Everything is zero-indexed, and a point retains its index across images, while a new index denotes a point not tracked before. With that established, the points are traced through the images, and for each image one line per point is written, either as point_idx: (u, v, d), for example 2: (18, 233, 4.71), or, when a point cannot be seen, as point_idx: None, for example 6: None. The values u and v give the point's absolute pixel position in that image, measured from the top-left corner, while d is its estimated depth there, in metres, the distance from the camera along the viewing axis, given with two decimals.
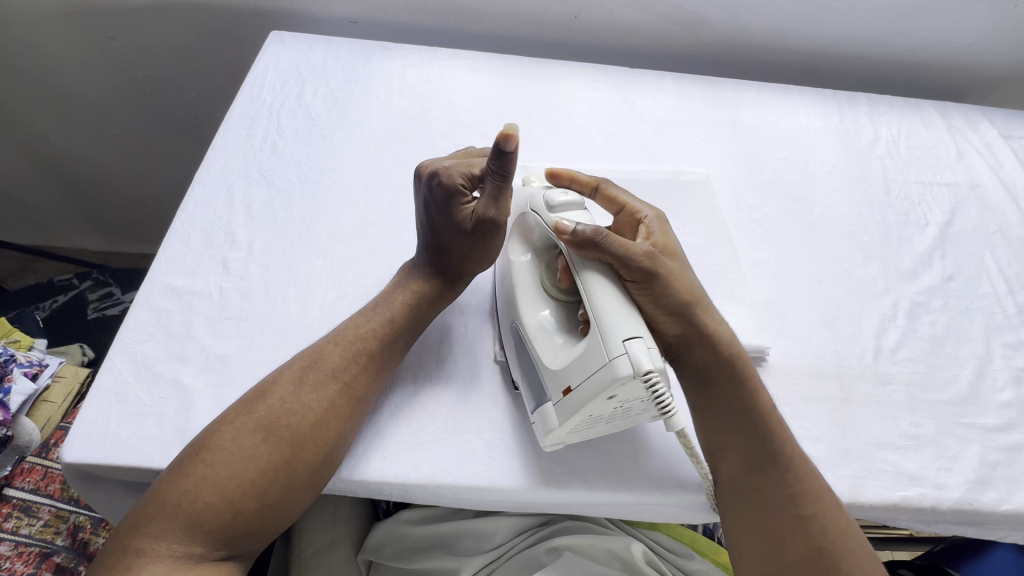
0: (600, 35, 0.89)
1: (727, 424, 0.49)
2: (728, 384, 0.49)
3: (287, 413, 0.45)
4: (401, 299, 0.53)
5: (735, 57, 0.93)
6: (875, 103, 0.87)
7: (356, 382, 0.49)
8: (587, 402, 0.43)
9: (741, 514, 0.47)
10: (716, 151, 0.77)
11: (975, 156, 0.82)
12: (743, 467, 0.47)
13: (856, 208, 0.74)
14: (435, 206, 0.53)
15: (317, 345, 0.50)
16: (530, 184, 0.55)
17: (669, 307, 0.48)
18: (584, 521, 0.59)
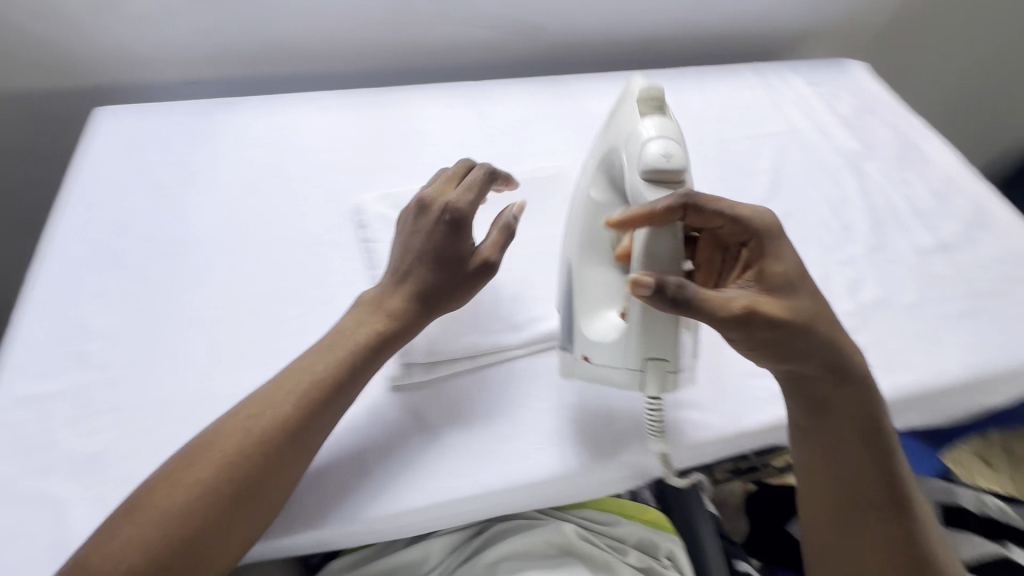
0: (446, 55, 0.93)
1: (842, 451, 0.55)
2: (838, 414, 0.54)
3: (228, 465, 0.45)
4: (365, 334, 0.53)
5: (575, 55, 1.00)
6: (701, 76, 0.97)
7: (299, 427, 0.48)
8: (603, 374, 0.53)
9: (829, 530, 0.55)
10: (570, 143, 0.82)
11: (790, 106, 0.93)
12: (853, 493, 0.54)
13: (700, 170, 0.81)
14: (447, 226, 0.54)
15: (261, 392, 0.50)
16: (647, 100, 0.52)
17: (783, 348, 0.51)
18: (516, 519, 0.61)
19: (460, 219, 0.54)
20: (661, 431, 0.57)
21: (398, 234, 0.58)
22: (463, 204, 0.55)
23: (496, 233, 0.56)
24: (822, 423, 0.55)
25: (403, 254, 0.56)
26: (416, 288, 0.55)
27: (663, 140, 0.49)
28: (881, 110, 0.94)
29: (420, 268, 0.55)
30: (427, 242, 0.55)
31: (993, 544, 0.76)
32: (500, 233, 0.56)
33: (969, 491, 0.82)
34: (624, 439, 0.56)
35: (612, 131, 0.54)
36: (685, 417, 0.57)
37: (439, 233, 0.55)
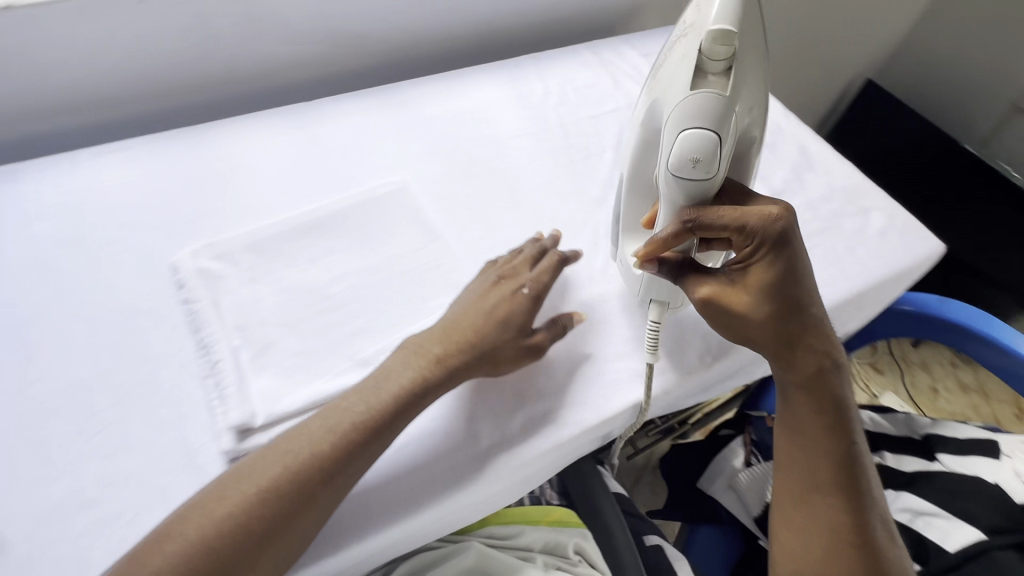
0: (267, 77, 0.86)
1: (808, 426, 0.58)
2: (812, 393, 0.58)
3: (265, 496, 0.46)
4: (410, 376, 0.53)
5: (410, 56, 0.96)
6: (539, 62, 0.96)
7: (333, 468, 0.48)
8: (629, 284, 0.65)
9: (787, 506, 0.57)
10: (410, 153, 0.79)
11: (627, 79, 0.95)
12: (812, 473, 0.56)
13: (545, 159, 0.81)
14: (523, 298, 0.60)
15: (313, 419, 0.51)
16: (713, 50, 0.50)
17: (768, 336, 0.56)
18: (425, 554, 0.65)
19: (537, 298, 0.60)
20: (528, 438, 0.57)
21: (465, 291, 0.62)
22: (540, 285, 0.61)
23: (552, 326, 0.61)
24: (791, 401, 0.59)
25: (480, 310, 0.58)
26: (482, 346, 0.56)
27: (699, 138, 0.51)
28: None
29: (490, 329, 0.57)
30: (503, 310, 0.59)
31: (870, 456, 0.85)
32: (557, 324, 0.61)
33: None
34: (492, 457, 0.55)
35: (677, 64, 0.54)
36: (547, 419, 0.58)
37: (515, 303, 0.59)
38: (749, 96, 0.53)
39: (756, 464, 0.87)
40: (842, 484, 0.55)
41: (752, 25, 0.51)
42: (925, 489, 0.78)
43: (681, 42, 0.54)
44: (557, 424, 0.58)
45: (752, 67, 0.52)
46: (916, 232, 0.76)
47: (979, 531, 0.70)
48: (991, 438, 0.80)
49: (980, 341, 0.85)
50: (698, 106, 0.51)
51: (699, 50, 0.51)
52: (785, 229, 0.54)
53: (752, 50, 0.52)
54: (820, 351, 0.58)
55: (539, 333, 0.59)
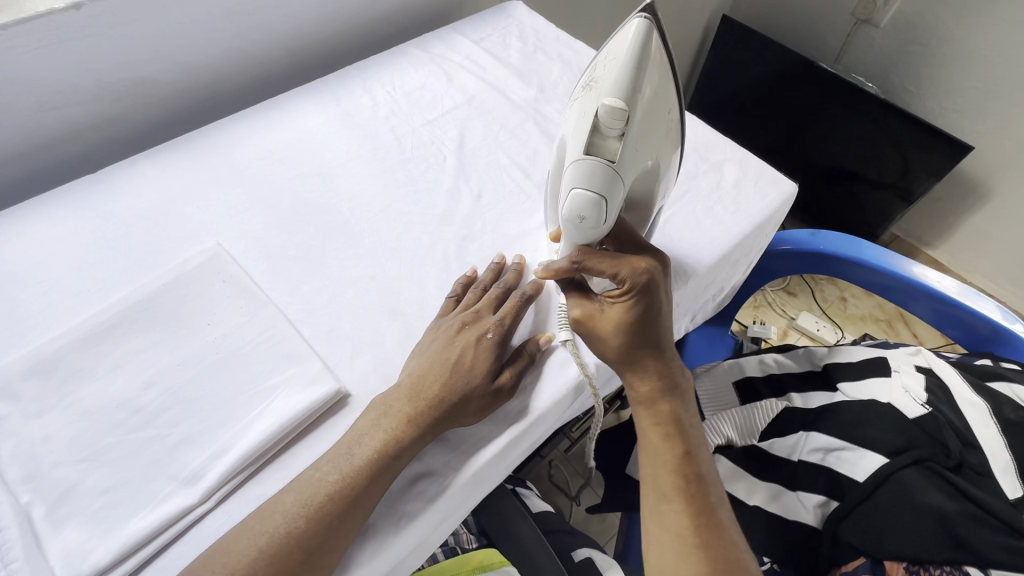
0: (38, 154, 0.73)
1: (654, 439, 0.56)
2: (655, 405, 0.56)
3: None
4: (380, 443, 0.49)
5: (216, 92, 0.85)
6: (362, 72, 0.87)
7: (314, 546, 0.45)
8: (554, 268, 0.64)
9: (648, 517, 0.54)
10: (225, 208, 0.69)
11: (461, 72, 0.88)
12: (659, 482, 0.54)
13: (382, 181, 0.73)
14: (488, 341, 0.55)
15: (287, 494, 0.47)
16: (608, 120, 0.42)
17: (627, 361, 0.56)
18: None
19: (502, 340, 0.56)
20: (395, 515, 0.50)
21: (426, 342, 0.56)
22: (506, 327, 0.57)
23: (522, 360, 0.56)
24: (638, 417, 0.58)
25: (445, 362, 0.53)
26: (451, 405, 0.52)
27: (584, 201, 0.44)
28: (547, 46, 0.93)
29: (456, 384, 0.52)
30: (469, 360, 0.54)
31: (779, 400, 0.86)
32: (527, 356, 0.57)
33: (754, 357, 0.94)
34: (357, 552, 0.48)
35: (578, 119, 0.46)
36: (413, 486, 0.51)
37: (482, 350, 0.55)
38: (654, 146, 0.45)
39: None
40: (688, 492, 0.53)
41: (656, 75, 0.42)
42: (832, 424, 0.78)
43: (582, 92, 0.45)
44: (428, 487, 0.51)
45: (659, 116, 0.44)
46: (768, 175, 0.75)
47: (882, 456, 0.71)
48: (881, 357, 0.81)
49: (856, 265, 0.87)
50: (584, 172, 0.44)
51: (593, 115, 0.43)
52: (651, 275, 0.53)
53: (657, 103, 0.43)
54: (664, 368, 0.57)
55: (512, 370, 0.55)
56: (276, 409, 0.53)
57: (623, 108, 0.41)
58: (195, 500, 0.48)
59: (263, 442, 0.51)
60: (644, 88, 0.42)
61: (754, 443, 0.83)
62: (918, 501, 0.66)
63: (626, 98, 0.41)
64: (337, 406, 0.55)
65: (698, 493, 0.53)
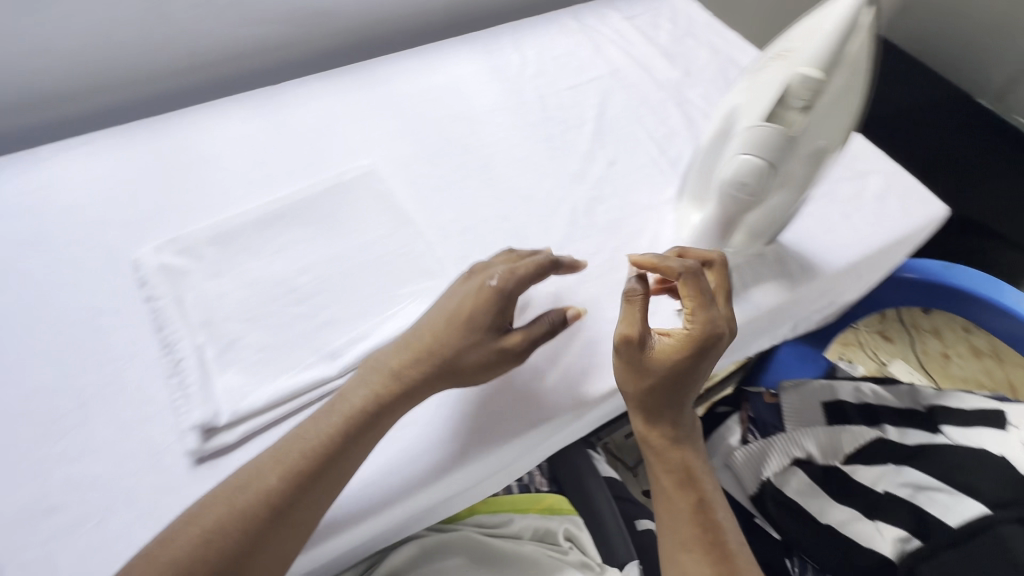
0: (229, 61, 0.82)
1: (670, 483, 0.57)
2: (670, 453, 0.57)
3: (209, 548, 0.43)
4: (362, 401, 0.49)
5: (381, 33, 0.92)
6: (515, 31, 0.91)
7: (289, 506, 0.45)
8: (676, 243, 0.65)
9: (674, 555, 0.55)
10: (380, 134, 0.75)
11: (609, 45, 0.90)
12: (678, 528, 0.55)
13: (521, 134, 0.77)
14: (486, 294, 0.52)
15: (265, 457, 0.48)
16: (796, 91, 0.45)
17: (661, 405, 0.54)
18: (405, 549, 0.63)
19: (506, 294, 0.52)
20: (500, 428, 0.54)
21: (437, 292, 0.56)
22: (512, 281, 0.53)
23: (537, 326, 0.52)
24: (652, 463, 0.58)
25: (449, 311, 0.52)
26: (443, 360, 0.51)
27: (754, 163, 0.47)
28: (698, 32, 0.93)
29: (449, 339, 0.51)
30: (471, 311, 0.51)
31: (870, 428, 0.82)
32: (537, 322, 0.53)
33: (849, 383, 0.88)
34: (454, 456, 0.53)
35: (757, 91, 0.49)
36: (522, 408, 0.55)
37: (482, 301, 0.52)
38: (830, 125, 0.48)
39: (751, 441, 0.86)
40: (708, 535, 0.55)
41: (851, 57, 0.45)
42: (929, 463, 0.75)
43: (767, 65, 0.49)
44: (534, 409, 0.55)
45: (844, 97, 0.47)
46: (916, 194, 0.72)
47: (983, 505, 0.68)
48: (999, 408, 0.76)
49: (986, 308, 0.83)
50: (760, 137, 0.46)
51: (782, 85, 0.46)
52: (712, 326, 0.51)
53: (845, 83, 0.46)
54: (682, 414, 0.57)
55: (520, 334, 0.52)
56: (409, 313, 0.59)
57: (816, 80, 0.44)
58: (335, 372, 0.54)
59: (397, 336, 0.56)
60: (840, 66, 0.45)
61: (836, 465, 0.80)
62: (1019, 560, 0.62)
63: (819, 73, 0.45)
64: None
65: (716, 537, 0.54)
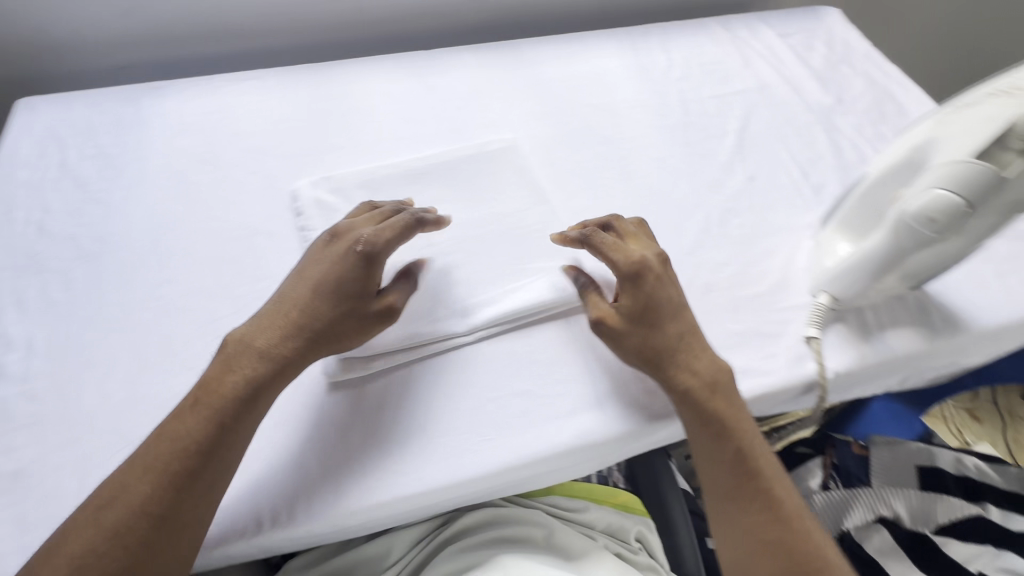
0: (389, 23, 0.86)
1: (707, 435, 0.51)
2: (699, 402, 0.51)
3: (83, 567, 0.40)
4: (235, 377, 0.48)
5: (531, 19, 0.93)
6: (664, 32, 0.90)
7: (173, 508, 0.43)
8: (812, 269, 0.63)
9: (722, 511, 0.50)
10: (521, 112, 0.77)
11: (759, 60, 0.88)
12: (717, 482, 0.50)
13: (661, 135, 0.77)
14: (351, 256, 0.53)
15: (124, 469, 0.45)
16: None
17: (661, 348, 0.53)
18: (478, 514, 0.63)
19: (369, 256, 0.53)
20: (611, 415, 0.54)
21: (298, 264, 0.56)
22: (377, 242, 0.53)
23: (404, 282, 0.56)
24: (681, 413, 0.52)
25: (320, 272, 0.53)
26: (304, 323, 0.51)
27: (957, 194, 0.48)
28: (855, 60, 0.89)
29: (314, 305, 0.51)
30: (335, 274, 0.52)
31: (972, 505, 0.77)
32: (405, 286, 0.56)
33: (947, 453, 0.82)
34: (558, 431, 0.53)
35: (970, 125, 0.50)
36: (639, 398, 0.55)
37: (348, 264, 0.53)
38: None
39: (833, 489, 0.81)
40: (750, 489, 0.49)
41: None
42: None
43: (989, 103, 0.49)
44: (655, 401, 0.55)
45: None
46: None
47: None
48: None
49: None
50: (958, 172, 0.48)
51: (1008, 124, 0.47)
52: (648, 262, 0.55)
53: None
54: (698, 360, 0.53)
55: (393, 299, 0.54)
56: (538, 287, 0.60)
57: None
58: (465, 328, 0.57)
59: (528, 306, 0.58)
60: None
61: (927, 533, 0.76)
62: None
63: None
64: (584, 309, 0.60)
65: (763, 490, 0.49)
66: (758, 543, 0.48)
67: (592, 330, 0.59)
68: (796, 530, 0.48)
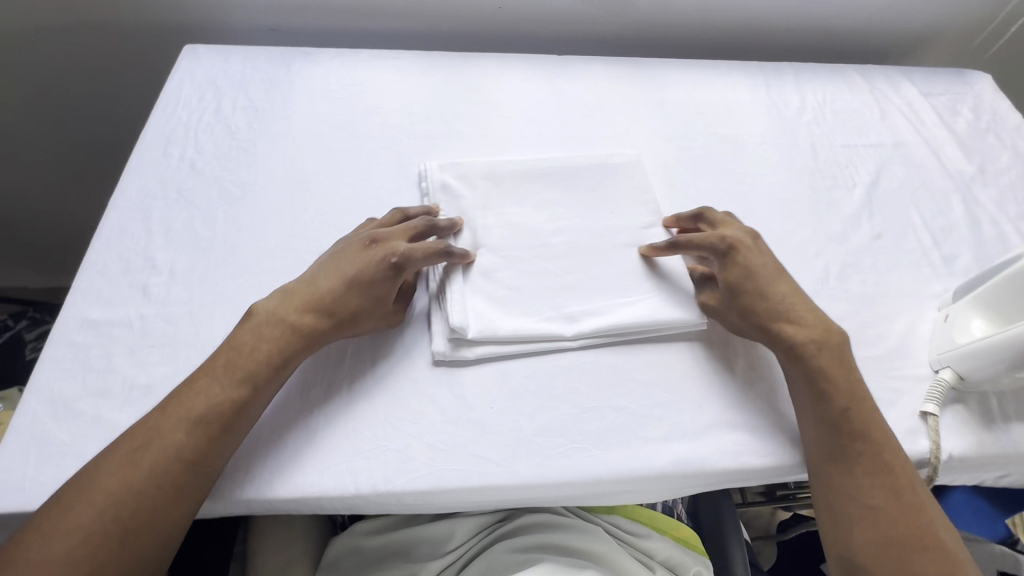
0: (527, 25, 0.88)
1: (810, 392, 0.52)
2: (807, 357, 0.53)
3: (116, 504, 0.41)
4: (267, 348, 0.49)
5: (663, 40, 0.93)
6: (800, 72, 0.88)
7: (205, 456, 0.45)
8: (936, 341, 0.60)
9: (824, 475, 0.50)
10: (646, 130, 0.77)
11: (897, 116, 0.84)
12: (819, 442, 0.51)
13: (785, 176, 0.75)
14: (385, 265, 0.54)
15: (155, 416, 0.46)
16: None
17: (768, 313, 0.55)
18: (540, 515, 0.61)
19: (399, 271, 0.54)
20: (710, 450, 0.53)
21: (330, 254, 0.56)
22: (414, 260, 0.55)
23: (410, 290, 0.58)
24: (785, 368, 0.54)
25: (349, 271, 0.54)
26: (331, 314, 0.52)
27: None
28: (1003, 132, 0.84)
29: (344, 302, 0.53)
30: (365, 278, 0.54)
31: None
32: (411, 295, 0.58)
33: None
34: (654, 454, 0.52)
35: None
36: (739, 439, 0.53)
37: (378, 273, 0.54)
38: None
39: None
40: (856, 451, 0.49)
41: None
42: None
43: None
44: (754, 448, 0.53)
45: None
46: None
47: None
48: None
49: None
50: None
51: None
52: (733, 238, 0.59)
53: None
54: (801, 324, 0.54)
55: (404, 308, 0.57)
56: (650, 305, 0.59)
57: None
58: (568, 334, 0.57)
59: (633, 322, 0.57)
60: None
61: None
62: None
63: None
64: (694, 339, 0.59)
65: (869, 453, 0.49)
66: (861, 507, 0.47)
67: (697, 360, 0.58)
68: (907, 502, 0.47)
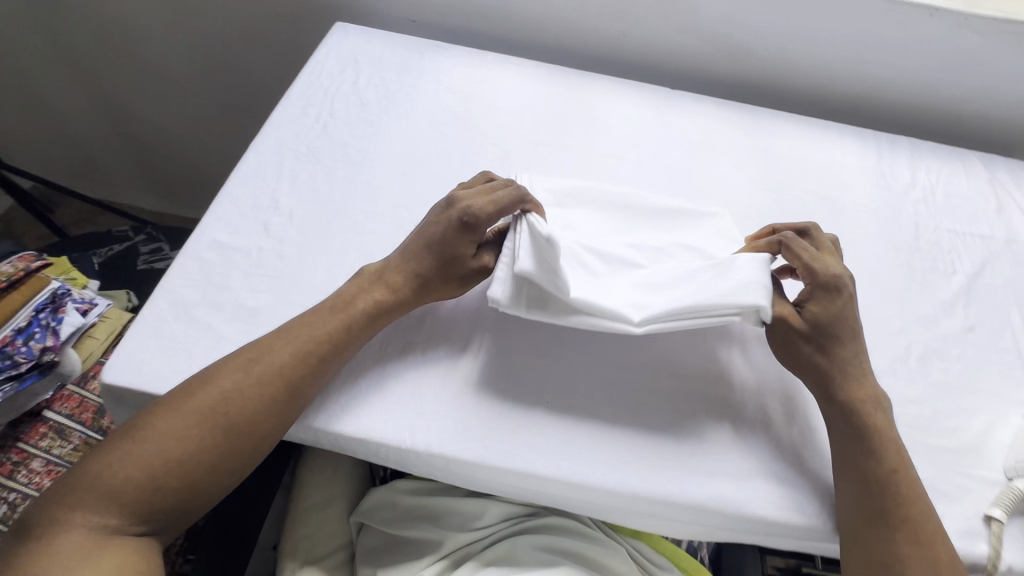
0: (646, 56, 0.91)
1: (858, 454, 0.51)
2: (857, 420, 0.52)
3: (228, 400, 0.48)
4: (366, 299, 0.55)
5: (778, 92, 0.94)
6: (916, 148, 0.86)
7: (303, 382, 0.50)
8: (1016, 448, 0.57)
9: (857, 541, 0.49)
10: (745, 176, 0.78)
11: (1015, 211, 0.81)
12: (857, 503, 0.50)
13: (880, 248, 0.73)
14: (457, 222, 0.56)
15: (270, 337, 0.52)
16: None
17: (842, 364, 0.54)
18: (570, 521, 0.61)
19: (468, 226, 0.55)
20: (751, 495, 0.53)
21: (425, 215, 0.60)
22: (481, 215, 0.55)
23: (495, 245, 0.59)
24: (834, 424, 0.53)
25: (429, 229, 0.57)
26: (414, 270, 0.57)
27: None
28: None
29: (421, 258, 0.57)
30: (441, 235, 0.56)
31: None
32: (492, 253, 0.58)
33: None
34: (696, 485, 0.53)
35: None
36: (782, 492, 0.53)
37: (451, 228, 0.56)
38: None
39: None
40: (900, 519, 0.48)
41: None
42: None
43: None
44: (797, 505, 0.53)
45: None
46: None
47: None
48: None
49: None
50: None
51: None
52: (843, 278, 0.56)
53: None
54: (858, 383, 0.54)
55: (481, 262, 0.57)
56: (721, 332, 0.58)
57: None
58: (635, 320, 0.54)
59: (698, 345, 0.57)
60: None
61: None
62: None
63: None
64: (756, 384, 0.59)
65: (905, 523, 0.48)
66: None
67: (755, 405, 0.58)
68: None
